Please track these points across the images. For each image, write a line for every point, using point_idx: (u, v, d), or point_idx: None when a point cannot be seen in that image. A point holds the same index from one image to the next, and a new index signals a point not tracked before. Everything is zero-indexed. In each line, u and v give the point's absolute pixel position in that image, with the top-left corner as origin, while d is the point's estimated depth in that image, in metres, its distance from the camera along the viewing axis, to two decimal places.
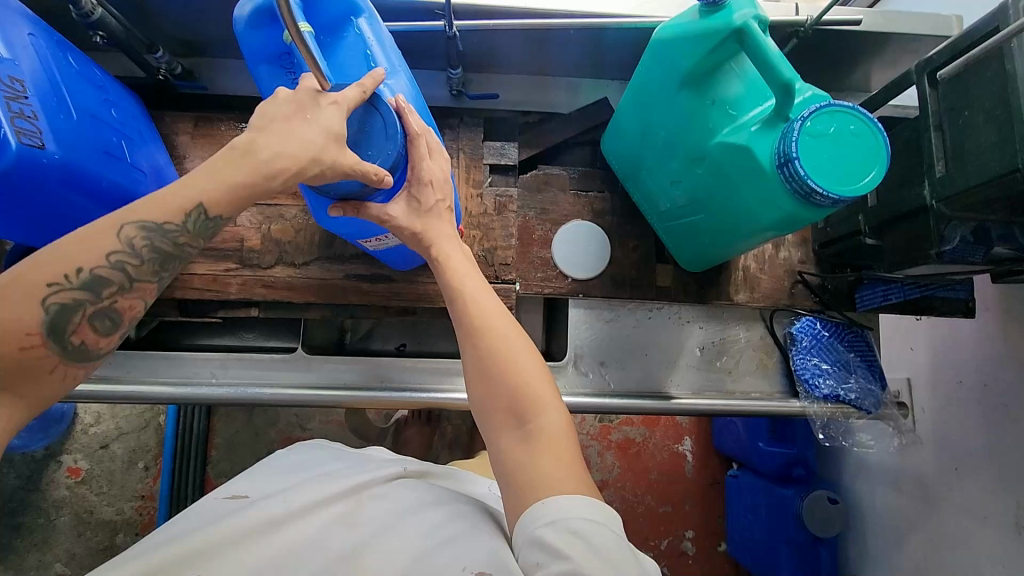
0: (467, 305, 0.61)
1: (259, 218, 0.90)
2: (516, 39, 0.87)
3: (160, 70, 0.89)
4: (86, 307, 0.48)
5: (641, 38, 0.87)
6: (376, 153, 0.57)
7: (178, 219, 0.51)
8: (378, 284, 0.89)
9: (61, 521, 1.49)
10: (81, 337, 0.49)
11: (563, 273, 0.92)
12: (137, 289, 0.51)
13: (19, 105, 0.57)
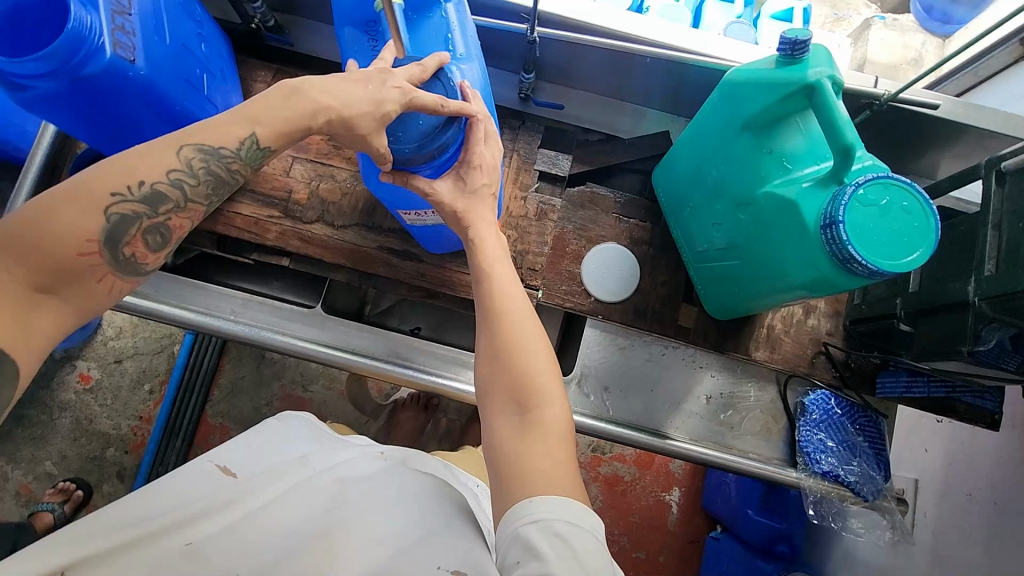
0: (489, 289, 0.62)
1: (312, 174, 0.93)
2: (600, 56, 0.88)
3: (254, 18, 0.93)
4: (143, 219, 0.50)
5: (714, 81, 0.88)
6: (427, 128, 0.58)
7: (234, 146, 0.52)
8: (407, 261, 0.91)
9: (61, 422, 1.55)
10: (133, 249, 0.50)
11: (587, 290, 0.92)
12: (188, 210, 0.53)
13: (123, 20, 0.61)
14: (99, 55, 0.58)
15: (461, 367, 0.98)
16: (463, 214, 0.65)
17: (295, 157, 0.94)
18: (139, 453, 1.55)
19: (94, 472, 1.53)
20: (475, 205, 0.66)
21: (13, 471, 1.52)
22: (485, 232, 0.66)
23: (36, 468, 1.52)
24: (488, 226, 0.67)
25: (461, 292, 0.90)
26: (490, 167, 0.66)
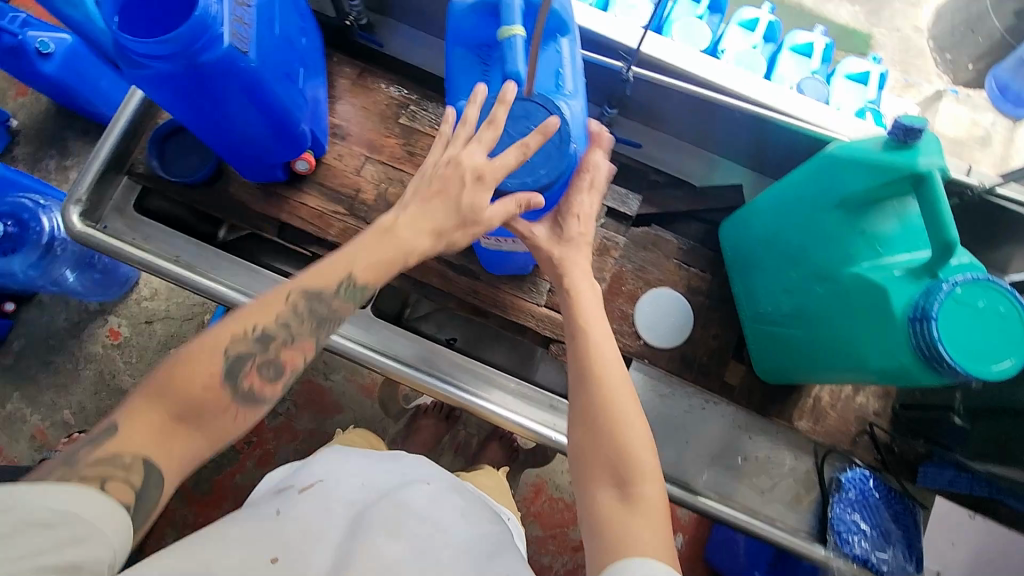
0: (587, 338, 0.62)
1: (382, 176, 0.93)
2: (686, 103, 0.89)
3: (349, 15, 0.95)
4: (257, 357, 0.52)
5: (796, 142, 0.89)
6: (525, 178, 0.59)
7: (333, 286, 0.56)
8: (462, 276, 0.91)
9: (85, 374, 1.57)
10: (251, 382, 0.52)
11: (638, 333, 0.91)
12: (299, 345, 0.55)
13: (242, 11, 0.62)
14: (218, 42, 0.59)
15: (488, 386, 0.97)
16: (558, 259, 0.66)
17: (368, 156, 0.93)
18: None
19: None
20: (570, 253, 0.67)
21: (30, 414, 1.54)
22: (581, 281, 0.66)
23: (54, 415, 1.54)
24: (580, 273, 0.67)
25: (510, 314, 0.90)
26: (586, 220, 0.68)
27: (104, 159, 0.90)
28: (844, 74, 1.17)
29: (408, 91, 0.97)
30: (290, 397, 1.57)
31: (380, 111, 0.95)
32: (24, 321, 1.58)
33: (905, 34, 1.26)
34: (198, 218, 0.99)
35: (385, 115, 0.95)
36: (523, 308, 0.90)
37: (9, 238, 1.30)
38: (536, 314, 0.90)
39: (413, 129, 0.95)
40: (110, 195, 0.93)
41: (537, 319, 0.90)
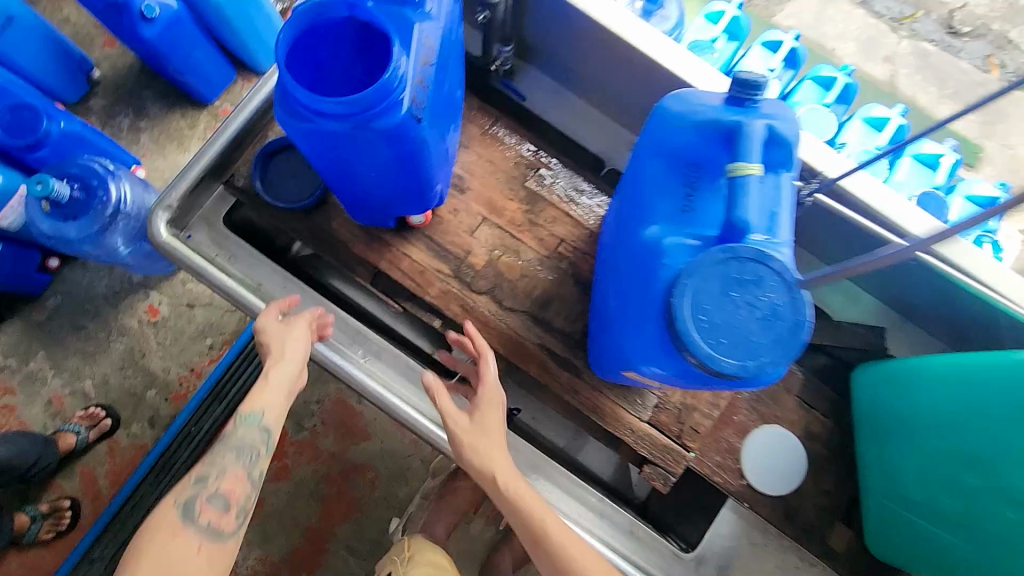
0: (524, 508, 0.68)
1: (496, 242, 0.84)
2: (853, 234, 0.83)
3: (496, 61, 0.88)
4: (199, 494, 0.62)
5: (941, 293, 0.81)
6: (732, 332, 0.44)
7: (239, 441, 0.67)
8: (564, 371, 0.82)
9: (115, 347, 1.49)
10: (206, 519, 0.61)
11: (743, 472, 0.81)
12: (232, 475, 0.65)
13: (424, 71, 0.56)
14: (393, 112, 0.53)
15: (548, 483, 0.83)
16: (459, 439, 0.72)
17: (486, 217, 0.84)
18: (178, 405, 1.46)
19: (129, 408, 1.46)
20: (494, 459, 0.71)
21: (52, 377, 1.47)
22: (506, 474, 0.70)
23: (76, 383, 1.46)
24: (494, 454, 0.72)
25: (610, 426, 0.81)
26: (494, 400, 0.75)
27: (204, 167, 0.83)
28: (965, 193, 1.04)
29: (541, 152, 0.88)
30: (319, 415, 1.47)
31: (507, 169, 0.87)
32: (63, 280, 1.50)
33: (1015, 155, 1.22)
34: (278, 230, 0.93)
35: (512, 174, 0.86)
36: (623, 421, 0.81)
37: (71, 203, 1.17)
38: (636, 430, 0.81)
39: (539, 196, 0.86)
40: (201, 204, 0.87)
41: (636, 435, 0.81)
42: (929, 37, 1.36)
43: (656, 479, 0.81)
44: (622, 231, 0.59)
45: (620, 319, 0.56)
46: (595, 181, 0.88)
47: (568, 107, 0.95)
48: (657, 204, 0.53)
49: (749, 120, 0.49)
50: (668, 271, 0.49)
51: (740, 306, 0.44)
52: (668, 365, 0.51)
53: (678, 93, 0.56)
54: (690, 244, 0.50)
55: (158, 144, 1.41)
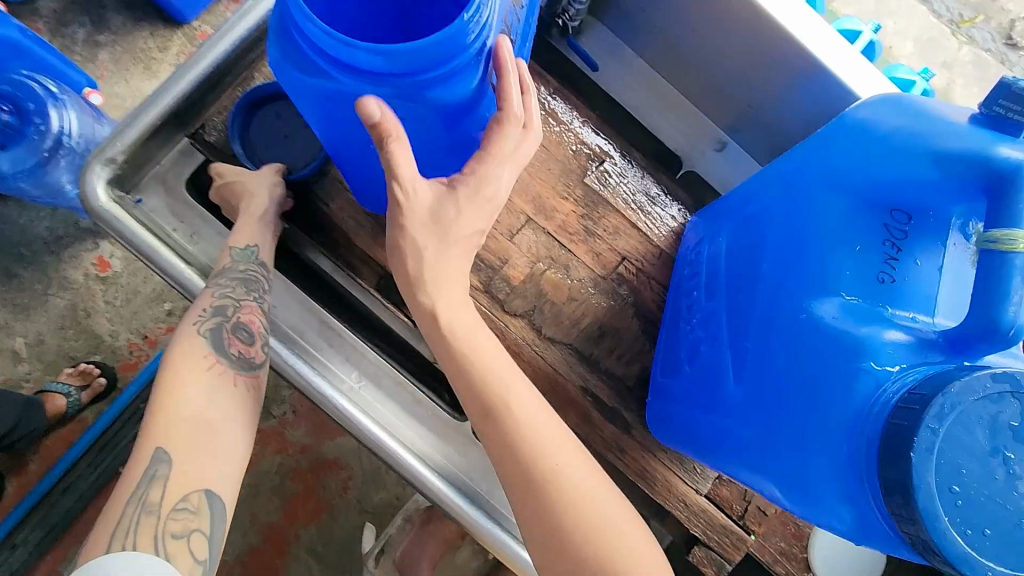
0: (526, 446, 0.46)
1: (542, 252, 0.65)
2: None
3: (565, 14, 0.68)
4: (224, 325, 0.57)
5: None
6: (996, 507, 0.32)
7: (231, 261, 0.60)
8: (610, 424, 0.65)
9: (54, 302, 1.21)
10: (236, 348, 0.56)
11: (807, 563, 0.67)
12: (248, 308, 0.59)
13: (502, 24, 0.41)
14: (468, 70, 0.38)
15: None
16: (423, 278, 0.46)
17: (531, 218, 0.66)
18: (128, 376, 1.21)
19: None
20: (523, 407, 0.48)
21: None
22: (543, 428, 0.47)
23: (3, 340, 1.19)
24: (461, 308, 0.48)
25: (660, 497, 0.65)
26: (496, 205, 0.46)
27: (164, 110, 0.61)
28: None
29: (607, 141, 0.69)
30: (289, 402, 1.28)
31: (563, 158, 0.67)
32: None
33: None
34: None
35: (569, 165, 0.67)
36: (675, 492, 0.66)
37: None
38: (690, 505, 0.66)
39: (600, 198, 0.67)
40: (157, 159, 0.65)
41: (690, 510, 0.66)
42: (986, 46, 1.18)
43: (707, 565, 0.66)
44: (758, 290, 0.44)
45: (760, 422, 0.42)
46: (668, 185, 0.70)
47: (642, 82, 0.74)
48: (848, 275, 0.40)
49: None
50: (876, 387, 0.36)
51: (1011, 472, 0.32)
52: (847, 503, 0.38)
53: (885, 109, 0.41)
54: (906, 345, 0.37)
55: (119, 63, 1.13)
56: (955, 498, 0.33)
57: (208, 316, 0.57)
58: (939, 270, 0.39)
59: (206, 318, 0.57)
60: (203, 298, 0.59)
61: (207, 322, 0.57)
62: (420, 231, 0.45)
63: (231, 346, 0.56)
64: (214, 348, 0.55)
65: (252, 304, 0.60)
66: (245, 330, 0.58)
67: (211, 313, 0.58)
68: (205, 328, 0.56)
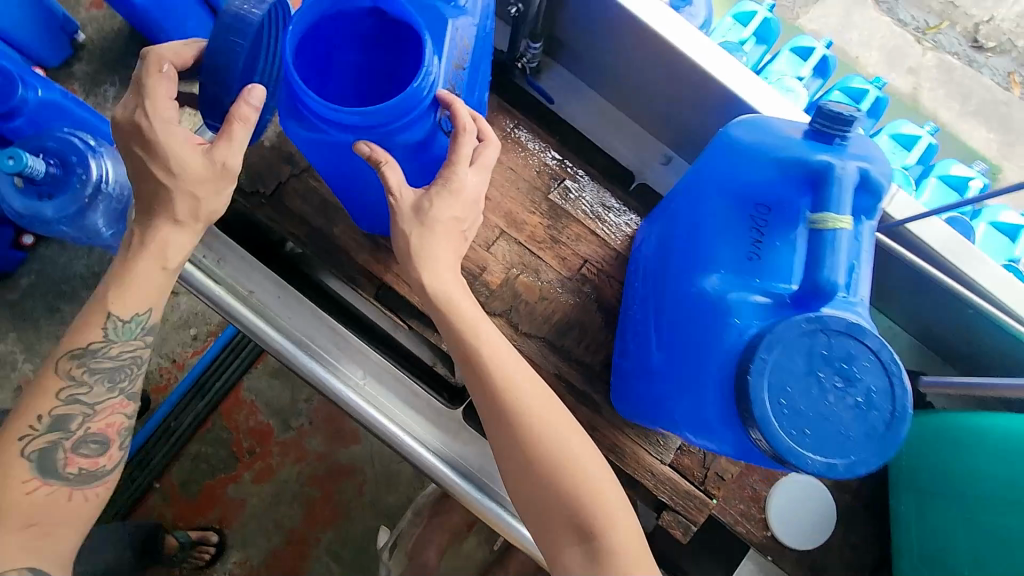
0: (502, 381, 0.52)
1: (515, 259, 0.77)
2: (908, 275, 0.75)
3: (523, 58, 0.79)
4: (62, 443, 0.56)
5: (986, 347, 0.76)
6: (816, 410, 0.39)
7: (100, 335, 0.57)
8: (582, 405, 0.75)
9: None
10: (76, 465, 0.57)
11: (767, 522, 0.76)
12: (103, 408, 0.58)
13: (456, 76, 0.52)
14: (420, 122, 0.49)
15: None
16: (413, 256, 0.52)
17: (504, 230, 0.77)
18: (160, 397, 1.35)
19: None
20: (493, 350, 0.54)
21: (23, 362, 1.32)
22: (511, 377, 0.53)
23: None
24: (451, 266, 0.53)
25: (629, 470, 0.74)
26: (468, 201, 0.53)
27: None
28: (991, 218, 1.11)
29: (568, 163, 0.80)
30: (306, 414, 1.40)
31: (529, 178, 0.79)
32: (38, 258, 1.33)
33: None
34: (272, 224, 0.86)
35: (534, 185, 0.79)
36: (644, 464, 0.75)
37: (49, 179, 1.00)
38: (657, 474, 0.74)
39: (563, 211, 0.78)
40: None
41: (657, 479, 0.74)
42: (953, 50, 1.30)
43: (675, 528, 0.75)
44: (665, 270, 0.52)
45: (666, 380, 0.49)
46: (623, 197, 0.81)
47: (593, 110, 0.87)
48: (722, 253, 0.46)
49: (841, 160, 0.42)
50: (736, 334, 0.44)
51: (828, 390, 0.39)
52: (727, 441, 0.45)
53: (749, 119, 0.49)
54: (763, 304, 0.44)
55: None
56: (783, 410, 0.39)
57: (43, 430, 0.55)
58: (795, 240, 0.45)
59: (41, 433, 0.55)
60: (43, 403, 0.56)
61: (41, 438, 0.55)
62: (407, 223, 0.52)
63: (73, 461, 0.56)
64: (44, 470, 0.55)
65: (110, 404, 0.59)
66: (93, 441, 0.58)
67: (46, 426, 0.55)
68: (37, 444, 0.55)
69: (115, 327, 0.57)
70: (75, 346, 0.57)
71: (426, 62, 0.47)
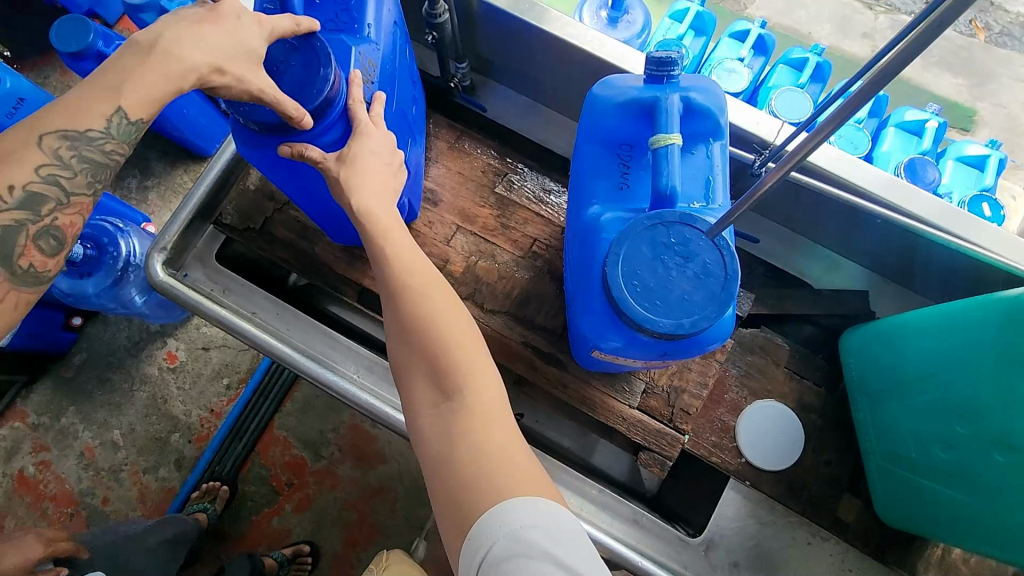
0: (409, 278, 0.54)
1: (473, 248, 0.87)
2: (826, 206, 0.84)
3: (454, 79, 0.93)
4: (28, 227, 0.51)
5: (903, 248, 0.83)
6: (663, 280, 0.51)
7: (100, 124, 0.53)
8: (550, 365, 0.83)
9: (138, 396, 1.34)
10: (29, 260, 0.52)
11: (739, 450, 0.80)
12: (75, 206, 0.54)
13: (366, 87, 0.62)
14: (336, 125, 0.60)
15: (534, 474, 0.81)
16: None
17: (459, 225, 0.88)
18: (203, 446, 1.32)
19: (154, 453, 1.31)
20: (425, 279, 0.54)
21: (83, 430, 1.32)
22: (430, 282, 0.54)
23: (103, 434, 1.31)
24: (382, 202, 0.58)
25: (601, 417, 0.81)
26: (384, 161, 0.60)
27: (192, 209, 0.90)
28: (956, 155, 1.06)
29: (509, 161, 0.92)
30: (335, 441, 1.33)
31: (476, 178, 0.90)
32: (87, 337, 1.35)
33: (1011, 112, 1.24)
34: (273, 264, 1.01)
35: (481, 182, 0.90)
36: (614, 410, 0.81)
37: (85, 260, 1.13)
38: (627, 418, 0.81)
39: (509, 200, 0.89)
40: (194, 243, 0.92)
41: (628, 422, 0.81)
42: (908, 9, 1.30)
43: (653, 466, 0.81)
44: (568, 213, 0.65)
45: (573, 297, 0.61)
46: (561, 179, 0.92)
47: (528, 112, 0.99)
48: (596, 187, 0.59)
49: (666, 96, 0.55)
50: (606, 245, 0.56)
51: (669, 267, 0.51)
52: (619, 335, 0.56)
53: (606, 81, 0.61)
54: (625, 217, 0.56)
55: (162, 199, 1.44)
56: (636, 287, 0.51)
57: (14, 206, 0.50)
58: (648, 168, 0.57)
59: (9, 209, 0.50)
60: (19, 173, 0.50)
61: (6, 214, 0.50)
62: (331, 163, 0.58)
63: (27, 252, 0.52)
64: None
65: (81, 203, 0.55)
66: (52, 237, 0.53)
67: (17, 202, 0.51)
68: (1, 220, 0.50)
69: (120, 125, 0.53)
70: (70, 127, 0.52)
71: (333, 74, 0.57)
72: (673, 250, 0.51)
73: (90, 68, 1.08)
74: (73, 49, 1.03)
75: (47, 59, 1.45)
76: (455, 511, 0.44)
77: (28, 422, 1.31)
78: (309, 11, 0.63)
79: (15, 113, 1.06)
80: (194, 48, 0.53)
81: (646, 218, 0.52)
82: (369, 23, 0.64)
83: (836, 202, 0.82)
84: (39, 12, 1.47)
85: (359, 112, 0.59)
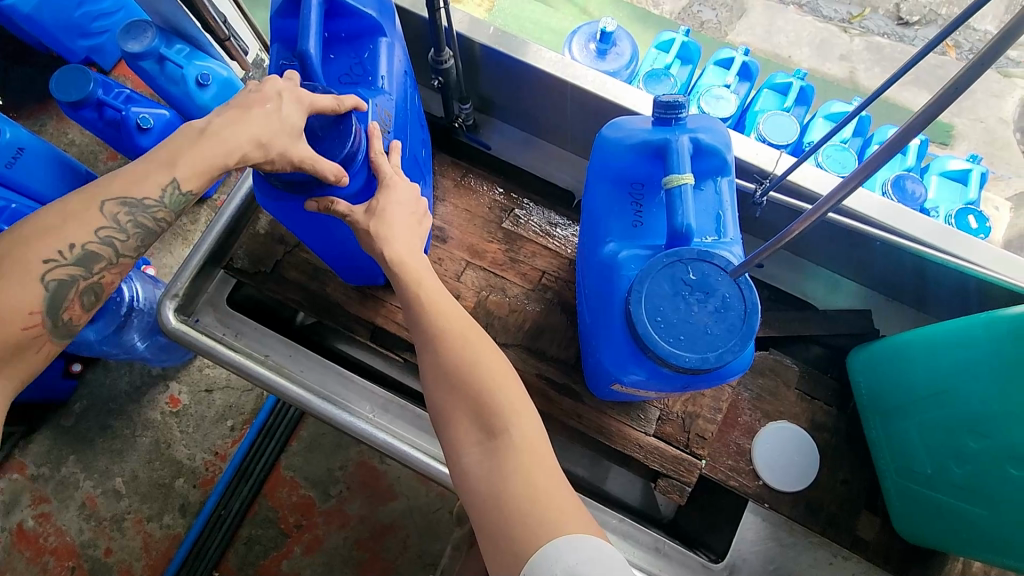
0: (433, 322, 0.55)
1: (483, 283, 0.88)
2: (828, 230, 0.86)
3: (458, 118, 0.96)
4: (79, 282, 0.54)
5: (902, 265, 0.85)
6: (687, 316, 0.54)
7: (156, 195, 0.56)
8: (565, 397, 0.83)
9: (141, 442, 1.32)
10: (70, 314, 0.55)
11: (757, 472, 0.81)
12: (120, 264, 0.57)
13: (382, 136, 0.65)
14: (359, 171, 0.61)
15: None
16: None
17: (469, 261, 0.89)
18: (208, 490, 1.29)
19: (157, 500, 1.29)
20: (453, 323, 0.55)
21: (83, 480, 1.29)
22: (460, 328, 0.55)
23: (105, 482, 1.29)
24: (408, 250, 0.59)
25: (618, 446, 0.81)
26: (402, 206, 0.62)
27: (203, 255, 0.91)
28: (940, 170, 1.10)
29: (515, 197, 0.94)
30: (344, 480, 1.31)
31: (483, 214, 0.92)
32: (88, 384, 1.34)
33: (989, 125, 1.28)
34: (281, 304, 1.02)
35: (488, 219, 0.92)
36: (631, 438, 0.82)
37: None
38: (644, 445, 0.81)
39: (516, 235, 0.91)
40: (204, 289, 0.93)
41: (645, 450, 0.81)
42: (881, 31, 1.35)
43: (672, 492, 0.81)
44: (581, 248, 0.67)
45: (591, 330, 0.63)
46: (566, 212, 0.94)
47: (528, 147, 1.02)
48: (611, 226, 0.61)
49: (676, 137, 0.58)
50: (625, 281, 0.58)
51: (690, 301, 0.53)
52: (641, 369, 0.58)
53: (613, 123, 0.64)
54: (641, 254, 0.58)
55: (163, 242, 1.37)
56: (659, 323, 0.53)
57: (70, 262, 0.53)
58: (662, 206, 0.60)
59: (66, 264, 0.53)
60: (80, 233, 0.53)
61: (62, 269, 0.53)
62: (353, 213, 0.59)
63: (71, 306, 0.54)
64: (51, 305, 0.53)
65: (125, 262, 0.57)
66: (95, 293, 0.56)
67: (74, 259, 0.53)
68: (57, 275, 0.52)
69: (173, 196, 0.56)
70: (129, 194, 0.55)
71: (354, 130, 0.60)
72: (695, 285, 0.54)
73: (91, 117, 1.09)
74: (74, 98, 1.05)
75: (45, 108, 1.46)
76: (502, 546, 0.45)
77: (27, 473, 1.29)
78: (325, 66, 0.66)
79: (14, 165, 1.07)
80: (232, 121, 0.56)
81: (665, 255, 0.54)
82: (381, 75, 0.66)
83: (835, 226, 0.84)
84: (37, 63, 1.49)
85: (382, 163, 0.61)
